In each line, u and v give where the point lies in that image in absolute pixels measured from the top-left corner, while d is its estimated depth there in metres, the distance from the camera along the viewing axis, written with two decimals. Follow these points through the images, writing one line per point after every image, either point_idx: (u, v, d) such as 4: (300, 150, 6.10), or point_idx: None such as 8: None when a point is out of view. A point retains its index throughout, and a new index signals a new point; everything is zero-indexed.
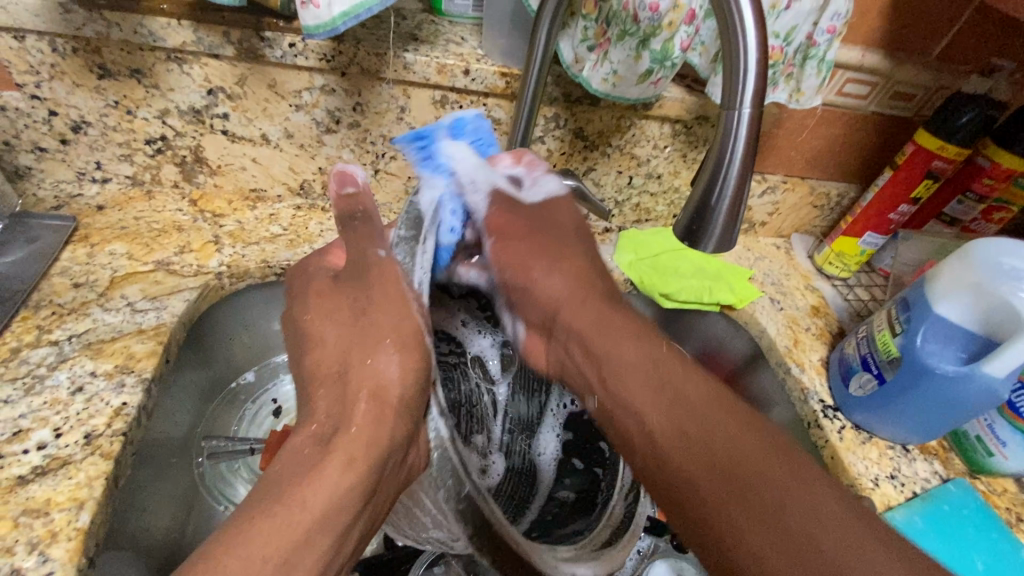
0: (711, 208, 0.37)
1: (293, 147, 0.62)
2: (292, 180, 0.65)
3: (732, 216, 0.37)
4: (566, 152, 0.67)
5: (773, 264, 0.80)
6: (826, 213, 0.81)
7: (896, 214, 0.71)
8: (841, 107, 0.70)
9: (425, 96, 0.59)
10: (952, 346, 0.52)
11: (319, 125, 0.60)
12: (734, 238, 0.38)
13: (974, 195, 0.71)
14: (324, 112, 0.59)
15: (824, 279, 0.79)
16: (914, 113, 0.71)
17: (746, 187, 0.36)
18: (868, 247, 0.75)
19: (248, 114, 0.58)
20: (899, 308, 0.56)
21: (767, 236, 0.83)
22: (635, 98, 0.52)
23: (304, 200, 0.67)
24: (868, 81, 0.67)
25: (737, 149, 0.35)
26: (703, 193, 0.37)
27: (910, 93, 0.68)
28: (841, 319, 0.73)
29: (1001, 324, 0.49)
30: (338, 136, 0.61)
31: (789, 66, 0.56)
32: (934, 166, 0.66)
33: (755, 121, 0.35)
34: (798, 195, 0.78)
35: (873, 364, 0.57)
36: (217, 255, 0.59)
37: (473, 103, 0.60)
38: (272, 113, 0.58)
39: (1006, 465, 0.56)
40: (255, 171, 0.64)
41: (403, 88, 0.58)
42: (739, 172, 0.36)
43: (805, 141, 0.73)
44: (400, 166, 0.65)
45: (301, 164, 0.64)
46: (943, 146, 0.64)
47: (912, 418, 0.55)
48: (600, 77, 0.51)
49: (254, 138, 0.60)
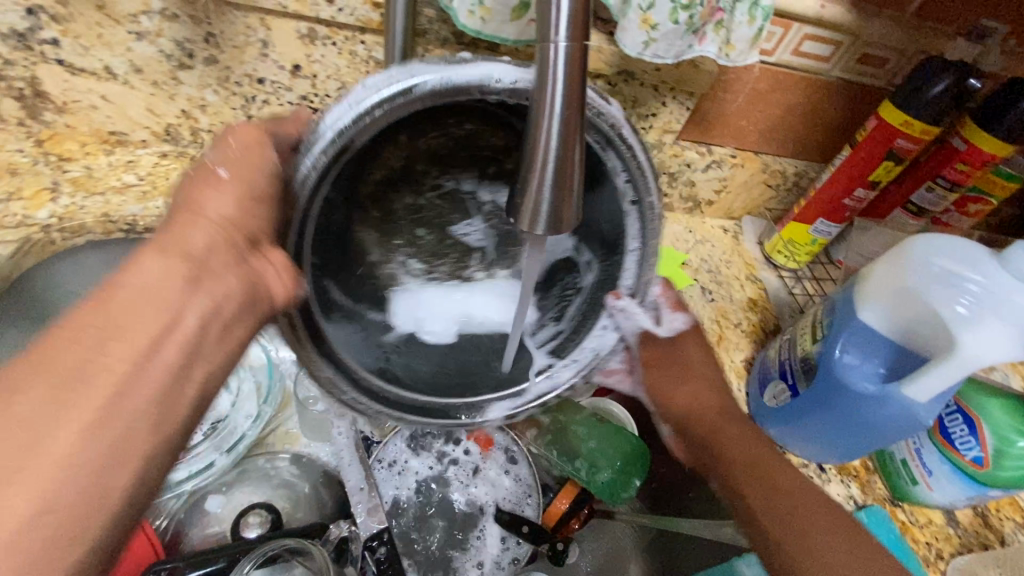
0: (537, 180, 0.29)
1: (145, 84, 0.54)
2: (154, 124, 0.57)
3: (564, 188, 0.30)
4: None
5: (716, 248, 0.70)
6: (782, 195, 0.72)
7: (851, 199, 0.62)
8: (799, 70, 0.59)
9: (288, 28, 0.50)
10: (873, 359, 0.44)
11: (169, 58, 0.52)
12: (572, 218, 0.31)
13: (945, 183, 0.61)
14: (171, 42, 0.51)
15: (770, 269, 0.70)
16: (886, 83, 0.60)
17: (576, 147, 0.29)
18: (821, 235, 0.66)
19: (81, 41, 0.50)
20: (826, 311, 0.48)
21: (714, 217, 0.73)
22: (511, 39, 0.43)
23: (172, 147, 0.59)
24: (831, 40, 0.56)
25: (556, 100, 0.27)
26: (527, 157, 0.29)
27: (880, 56, 0.58)
28: (780, 315, 0.64)
29: (926, 337, 0.41)
30: (196, 74, 0.53)
31: (717, 11, 0.45)
32: (896, 144, 0.56)
33: (578, 62, 0.27)
34: (749, 171, 0.68)
35: (790, 374, 0.50)
36: (50, 205, 0.53)
37: (348, 39, 0.51)
38: (109, 41, 0.50)
39: (930, 496, 0.50)
40: (108, 112, 0.55)
41: (260, 18, 0.49)
42: (563, 130, 0.28)
43: (758, 108, 0.62)
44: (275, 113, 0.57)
45: (159, 104, 0.55)
46: (908, 122, 0.55)
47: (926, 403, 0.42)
48: (466, 9, 0.41)
49: (97, 72, 0.52)
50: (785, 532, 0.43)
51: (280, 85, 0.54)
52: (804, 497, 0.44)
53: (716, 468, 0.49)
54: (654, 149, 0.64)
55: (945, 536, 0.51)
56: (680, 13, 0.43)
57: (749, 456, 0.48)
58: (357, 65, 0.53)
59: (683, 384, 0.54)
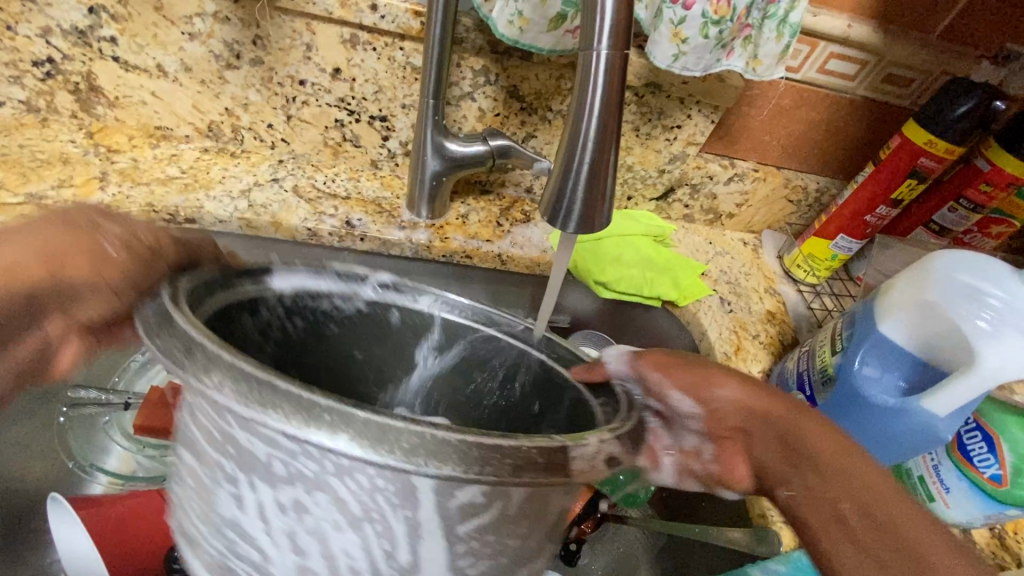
0: (572, 180, 0.31)
1: (193, 83, 0.57)
2: (199, 121, 0.60)
3: (597, 189, 0.31)
4: (500, 114, 0.59)
5: (735, 260, 0.71)
6: (803, 210, 0.72)
7: (874, 216, 0.62)
8: (823, 88, 0.60)
9: (332, 33, 0.53)
10: (893, 373, 0.44)
11: (218, 59, 0.55)
12: (605, 218, 0.32)
13: (968, 203, 0.61)
14: (221, 44, 0.54)
15: (789, 283, 0.70)
16: (911, 103, 0.61)
17: (611, 149, 0.30)
18: (841, 251, 0.66)
19: (137, 40, 0.54)
20: (846, 324, 0.49)
21: (734, 230, 0.74)
22: (546, 48, 0.45)
23: (214, 143, 0.62)
24: (856, 58, 0.57)
25: (594, 105, 0.29)
26: (563, 157, 0.31)
27: (905, 76, 0.58)
28: (799, 328, 0.65)
29: (948, 352, 0.41)
30: (241, 75, 0.56)
31: (745, 27, 0.46)
32: (920, 163, 0.57)
33: (617, 67, 0.28)
34: (771, 186, 0.69)
35: (808, 384, 0.49)
36: (99, 193, 0.55)
37: (387, 46, 0.53)
38: (164, 41, 0.54)
39: (947, 514, 0.49)
40: (157, 107, 0.59)
41: (306, 22, 0.52)
42: (598, 132, 0.29)
43: (781, 124, 0.63)
44: (314, 114, 0.59)
45: (204, 102, 0.58)
46: (932, 142, 0.55)
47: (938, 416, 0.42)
48: (505, 19, 0.43)
49: (149, 69, 0.56)
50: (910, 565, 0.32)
51: (320, 87, 0.57)
52: (905, 530, 0.34)
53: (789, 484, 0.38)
54: (677, 160, 0.65)
55: None
56: (710, 28, 0.45)
57: (854, 481, 0.36)
58: (395, 70, 0.55)
59: (720, 386, 0.41)
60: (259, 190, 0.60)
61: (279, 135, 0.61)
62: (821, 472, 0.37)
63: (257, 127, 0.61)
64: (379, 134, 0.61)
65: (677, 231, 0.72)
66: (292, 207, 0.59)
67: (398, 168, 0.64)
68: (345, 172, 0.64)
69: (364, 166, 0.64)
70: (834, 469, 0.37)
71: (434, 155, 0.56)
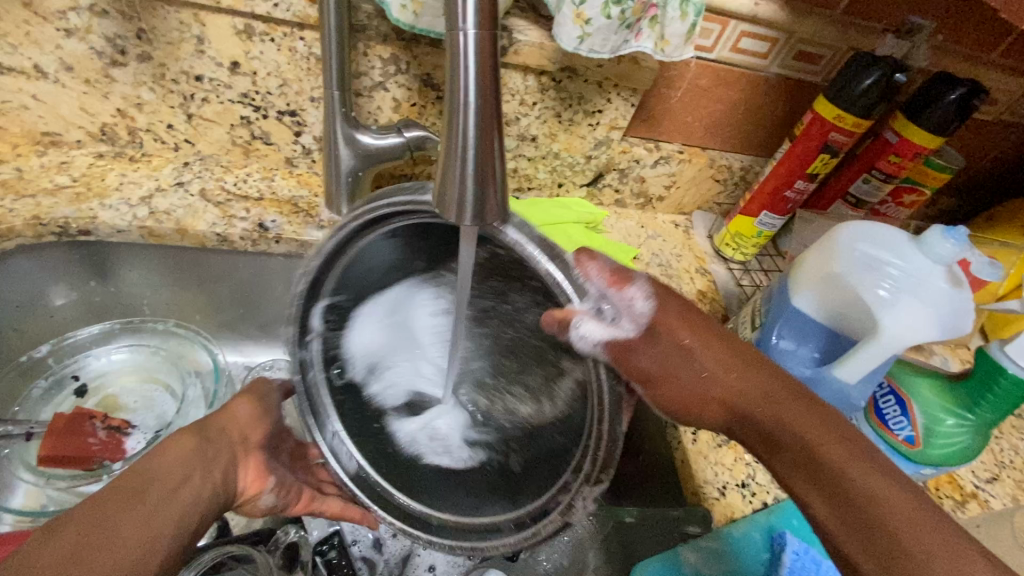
0: (459, 169, 0.29)
1: (77, 83, 0.52)
2: (90, 124, 0.56)
3: (486, 176, 0.30)
4: (416, 105, 0.57)
5: (667, 243, 0.71)
6: (731, 188, 0.73)
7: (793, 192, 0.63)
8: (738, 66, 0.60)
9: (223, 24, 0.49)
10: (807, 344, 0.45)
11: (101, 56, 0.51)
12: (499, 206, 0.31)
13: (881, 174, 0.63)
14: (102, 39, 0.50)
15: (720, 262, 0.71)
16: (822, 79, 0.62)
17: (495, 135, 0.29)
18: (766, 228, 0.67)
19: (6, 38, 0.49)
20: (764, 299, 0.49)
21: (666, 212, 0.75)
22: (446, 33, 0.43)
23: (110, 147, 0.58)
24: (766, 36, 0.57)
25: (470, 90, 0.28)
26: (447, 146, 0.29)
27: (814, 53, 0.59)
28: (729, 306, 0.66)
29: (852, 321, 0.42)
30: (130, 72, 0.52)
31: (650, 7, 0.46)
32: (831, 138, 0.58)
33: (490, 49, 0.27)
34: (697, 167, 0.69)
35: None
36: None
37: (286, 36, 0.51)
38: (36, 38, 0.49)
39: None
40: (40, 111, 0.54)
41: (193, 13, 0.49)
42: (478, 118, 0.28)
43: (701, 105, 0.64)
44: (216, 111, 0.56)
45: (93, 104, 0.54)
46: (840, 116, 0.57)
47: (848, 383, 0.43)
48: (398, 4, 0.41)
49: (25, 70, 0.51)
50: (880, 560, 0.32)
51: (219, 83, 0.53)
52: (854, 481, 0.35)
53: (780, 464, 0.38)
54: (603, 145, 0.65)
55: None
56: (612, 8, 0.44)
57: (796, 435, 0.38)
58: (298, 62, 0.52)
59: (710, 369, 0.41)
60: (161, 195, 0.56)
61: (182, 136, 0.58)
62: (795, 413, 0.38)
63: (155, 128, 0.57)
64: (291, 131, 0.58)
65: (609, 216, 0.72)
66: (199, 211, 0.56)
67: (315, 165, 0.62)
68: (258, 172, 0.61)
69: (279, 164, 0.61)
70: (798, 421, 0.38)
71: (346, 148, 0.53)
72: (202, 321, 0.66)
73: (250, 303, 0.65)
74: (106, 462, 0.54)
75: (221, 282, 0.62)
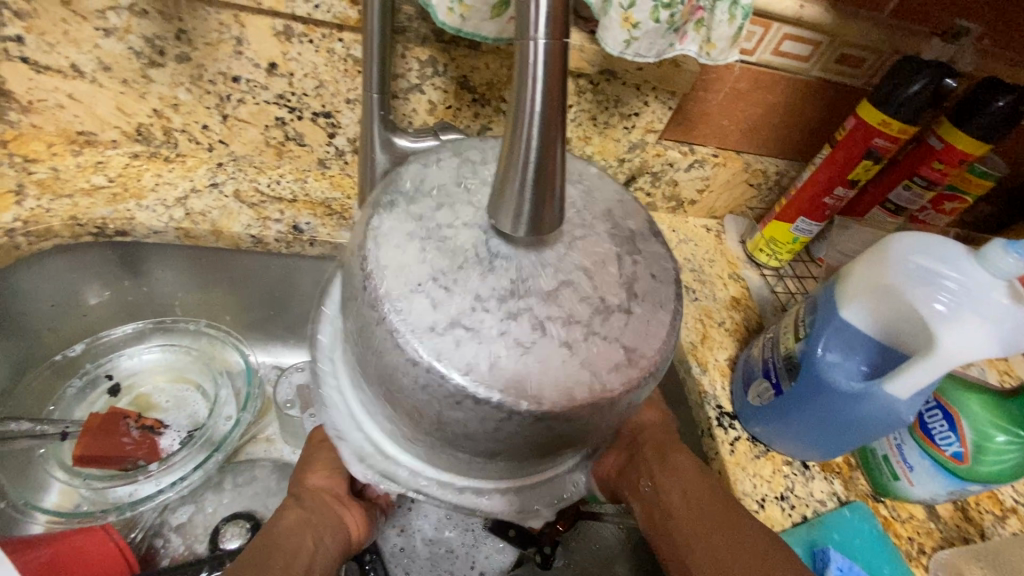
0: (518, 180, 0.29)
1: (114, 83, 0.52)
2: (125, 124, 0.56)
3: (543, 189, 0.29)
4: (452, 107, 0.56)
5: (699, 247, 0.70)
6: (764, 193, 0.72)
7: (832, 198, 0.62)
8: (779, 70, 0.59)
9: (263, 25, 0.49)
10: (856, 358, 0.44)
11: (139, 56, 0.50)
12: (554, 219, 0.30)
13: (922, 181, 0.62)
14: (141, 39, 0.49)
15: (752, 267, 0.70)
16: (865, 83, 0.61)
17: (557, 147, 0.28)
18: (802, 234, 0.66)
19: (46, 38, 0.49)
20: (808, 309, 0.49)
21: (697, 216, 0.74)
22: (491, 36, 0.43)
23: (144, 147, 0.58)
24: (810, 39, 0.56)
25: (536, 100, 0.27)
26: (507, 157, 0.29)
27: (859, 56, 0.58)
28: (763, 312, 0.64)
29: (906, 335, 0.41)
30: (167, 72, 0.52)
31: (697, 10, 0.45)
32: (874, 144, 0.57)
33: (557, 57, 0.26)
34: (731, 170, 0.68)
35: (774, 372, 0.50)
36: (15, 208, 0.51)
37: (325, 37, 0.50)
38: (76, 38, 0.49)
39: (911, 491, 0.50)
40: (76, 111, 0.54)
41: (233, 14, 0.48)
42: (542, 129, 0.27)
43: (739, 107, 0.62)
44: (252, 112, 0.55)
45: (129, 104, 0.54)
46: (885, 122, 0.55)
47: (902, 402, 0.42)
48: (445, 7, 0.40)
49: (63, 70, 0.51)
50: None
51: (256, 83, 0.53)
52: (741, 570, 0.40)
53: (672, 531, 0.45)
54: (637, 148, 0.64)
55: (927, 530, 0.52)
56: (661, 11, 0.43)
57: (721, 552, 0.42)
58: (335, 63, 0.52)
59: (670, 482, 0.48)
60: (196, 196, 0.56)
61: (216, 136, 0.57)
62: (706, 522, 0.44)
63: (190, 128, 0.56)
64: (325, 132, 0.58)
65: None
66: (234, 213, 0.56)
67: (347, 167, 0.61)
68: (291, 173, 0.60)
69: (311, 165, 0.61)
70: (699, 508, 0.45)
71: (382, 149, 0.52)
72: (231, 322, 0.65)
73: (280, 304, 0.64)
74: (140, 463, 0.55)
75: (252, 283, 0.62)
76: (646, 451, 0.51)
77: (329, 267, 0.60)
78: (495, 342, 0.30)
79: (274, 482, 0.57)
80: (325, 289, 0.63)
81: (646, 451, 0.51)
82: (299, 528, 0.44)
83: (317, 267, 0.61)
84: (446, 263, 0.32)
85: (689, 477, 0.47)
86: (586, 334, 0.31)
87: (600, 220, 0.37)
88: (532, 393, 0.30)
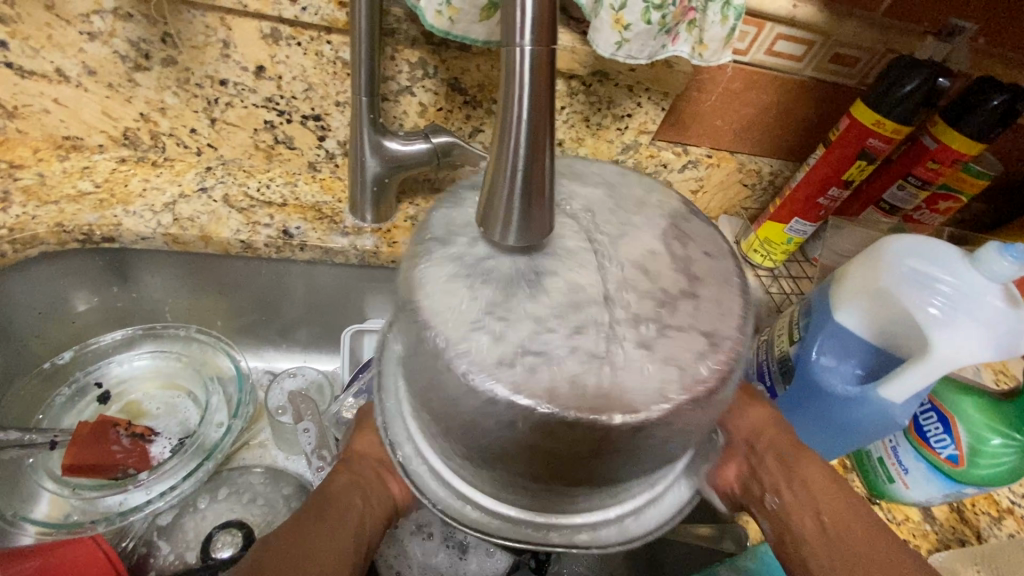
0: (505, 188, 0.28)
1: (100, 87, 0.51)
2: (112, 129, 0.55)
3: (531, 197, 0.28)
4: (443, 109, 0.56)
5: None
6: (758, 193, 0.71)
7: (826, 198, 0.62)
8: (772, 70, 0.59)
9: (250, 28, 0.48)
10: (850, 361, 0.44)
11: (125, 60, 0.50)
12: (543, 227, 0.30)
13: (916, 181, 0.61)
14: (126, 43, 0.49)
15: (747, 268, 0.70)
16: (859, 82, 0.60)
17: (545, 155, 0.28)
18: (797, 234, 0.66)
19: (30, 42, 0.48)
20: (803, 312, 0.48)
21: None
22: (481, 39, 0.42)
23: (132, 152, 0.57)
24: (804, 39, 0.56)
25: (522, 108, 0.26)
26: (494, 165, 0.28)
27: (852, 56, 0.58)
28: (758, 313, 0.64)
29: (901, 338, 0.41)
30: (153, 76, 0.51)
31: (690, 11, 0.44)
32: (868, 144, 0.57)
33: (544, 63, 0.26)
34: (725, 171, 0.68)
35: (768, 376, 0.50)
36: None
37: (313, 40, 0.49)
38: (60, 43, 0.48)
39: (906, 493, 0.50)
40: (62, 116, 0.53)
41: (219, 17, 0.47)
42: (529, 136, 0.27)
43: (733, 108, 0.62)
44: (240, 116, 0.55)
45: (115, 108, 0.53)
46: (879, 122, 0.55)
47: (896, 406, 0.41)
48: (433, 9, 0.40)
49: (47, 74, 0.50)
50: None
51: (244, 87, 0.52)
52: None
53: (807, 563, 0.36)
54: (631, 149, 0.64)
55: (922, 532, 0.52)
56: (652, 13, 0.42)
57: None
58: (324, 66, 0.51)
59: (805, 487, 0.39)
60: (185, 202, 0.55)
61: (205, 140, 0.57)
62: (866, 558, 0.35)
63: (178, 132, 0.56)
64: (314, 135, 0.57)
65: None
66: (223, 218, 0.55)
67: (338, 170, 0.60)
68: (281, 177, 0.60)
69: (302, 169, 0.60)
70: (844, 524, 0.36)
71: (372, 155, 0.53)
72: (222, 327, 0.65)
73: (272, 309, 0.64)
74: (130, 472, 0.54)
75: (243, 288, 0.61)
76: (766, 458, 0.41)
77: (321, 271, 0.60)
78: (575, 363, 0.29)
79: (265, 490, 0.56)
80: (317, 293, 0.63)
81: (767, 459, 0.41)
82: (348, 491, 0.40)
83: (308, 271, 0.60)
84: (496, 293, 0.31)
85: (825, 491, 0.39)
86: (651, 332, 0.30)
87: (636, 216, 0.36)
88: (631, 404, 0.28)
